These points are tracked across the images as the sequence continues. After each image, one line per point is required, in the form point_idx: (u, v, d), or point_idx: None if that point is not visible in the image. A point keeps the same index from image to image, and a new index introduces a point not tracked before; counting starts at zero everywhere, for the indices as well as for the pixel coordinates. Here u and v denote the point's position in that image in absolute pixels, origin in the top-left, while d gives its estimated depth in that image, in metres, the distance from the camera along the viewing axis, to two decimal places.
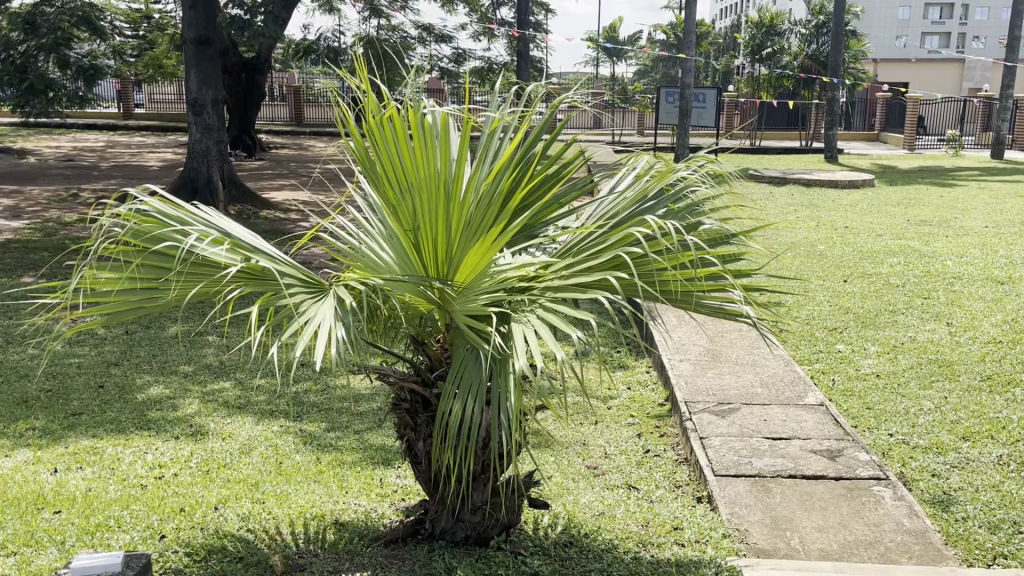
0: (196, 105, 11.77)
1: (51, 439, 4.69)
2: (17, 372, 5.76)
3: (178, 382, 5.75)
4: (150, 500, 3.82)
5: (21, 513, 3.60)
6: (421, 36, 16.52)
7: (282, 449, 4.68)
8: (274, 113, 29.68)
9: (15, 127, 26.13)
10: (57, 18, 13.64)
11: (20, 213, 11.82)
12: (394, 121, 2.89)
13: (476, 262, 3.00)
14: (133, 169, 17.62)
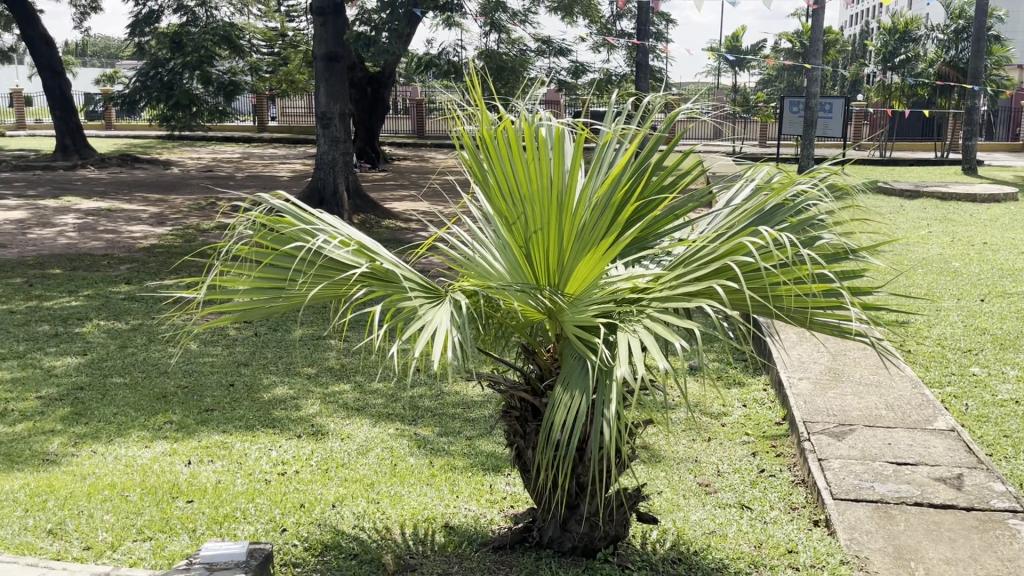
0: (324, 118, 12.27)
1: (186, 433, 4.99)
2: (157, 369, 6.18)
3: (301, 383, 6.02)
4: (273, 495, 4.01)
5: (158, 501, 3.84)
6: (540, 48, 16.66)
7: (396, 452, 4.82)
8: (398, 125, 30.65)
9: (161, 140, 28.01)
10: (201, 37, 14.53)
11: (164, 220, 12.67)
12: (509, 134, 2.94)
13: (587, 271, 3.02)
14: (266, 179, 18.56)
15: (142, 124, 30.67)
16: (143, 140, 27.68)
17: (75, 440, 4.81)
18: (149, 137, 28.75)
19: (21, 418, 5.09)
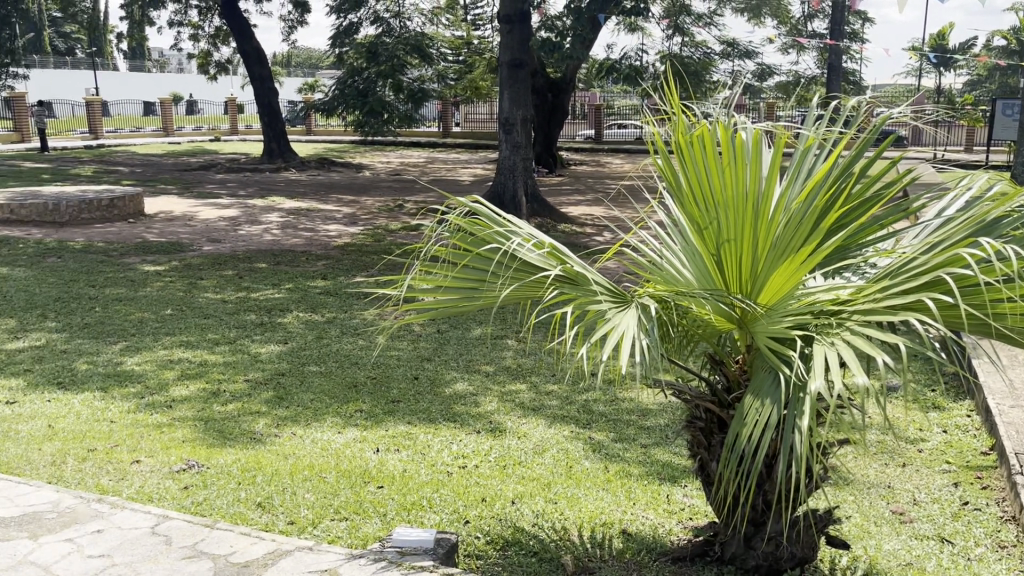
0: (507, 124, 12.57)
1: (375, 422, 5.27)
2: (349, 360, 6.56)
3: (480, 381, 6.19)
4: (456, 487, 4.16)
5: (352, 484, 4.08)
6: (725, 51, 16.24)
7: (572, 454, 4.86)
8: (576, 130, 30.87)
9: (354, 145, 29.74)
10: (394, 47, 15.30)
11: (356, 220, 13.45)
12: (704, 139, 2.90)
13: (783, 282, 2.90)
14: (449, 183, 19.26)
15: (338, 130, 32.70)
16: (338, 145, 29.51)
17: (277, 422, 5.19)
18: (343, 142, 30.64)
19: (232, 398, 5.55)
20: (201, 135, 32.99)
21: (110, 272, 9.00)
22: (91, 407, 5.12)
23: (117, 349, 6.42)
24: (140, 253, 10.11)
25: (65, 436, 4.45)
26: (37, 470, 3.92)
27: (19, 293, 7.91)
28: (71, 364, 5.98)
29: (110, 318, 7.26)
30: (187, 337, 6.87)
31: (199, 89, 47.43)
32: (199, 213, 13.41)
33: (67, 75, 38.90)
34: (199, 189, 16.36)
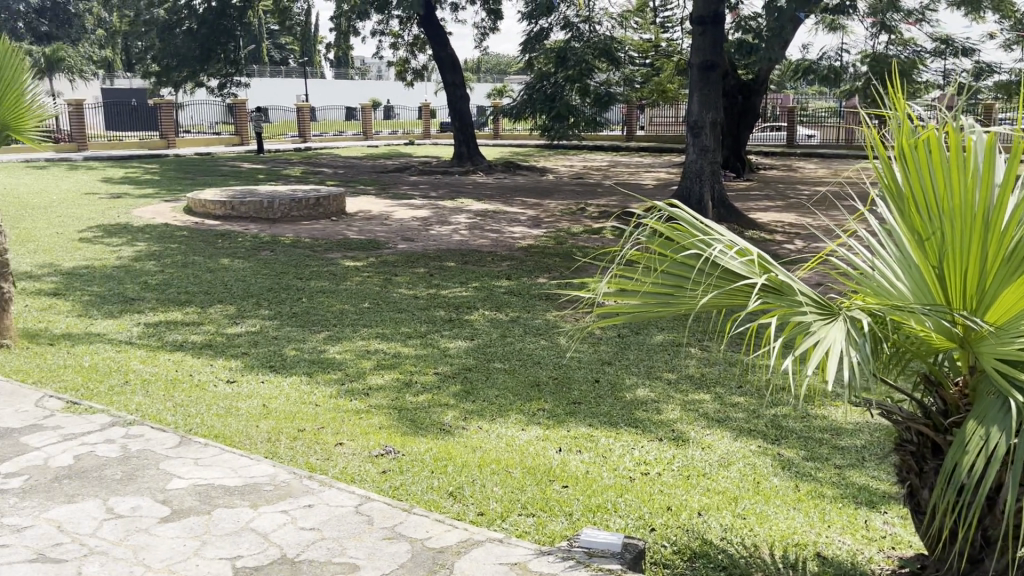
0: (695, 127, 12.34)
1: (557, 422, 5.31)
2: (532, 359, 6.66)
3: (662, 388, 6.12)
4: (640, 493, 4.12)
5: (538, 481, 4.13)
6: (937, 49, 15.12)
7: (760, 469, 4.68)
8: (767, 134, 29.71)
9: (539, 149, 30.22)
10: (583, 52, 15.26)
11: (540, 222, 13.66)
12: (930, 145, 2.71)
13: (1015, 302, 2.64)
14: (632, 187, 19.14)
15: (525, 134, 33.35)
16: (524, 149, 30.10)
17: (464, 415, 5.36)
18: (529, 146, 31.19)
19: (422, 390, 5.79)
20: (396, 139, 34.73)
21: (315, 266, 9.67)
22: (298, 390, 5.51)
23: (321, 338, 6.88)
24: (341, 249, 10.77)
25: (277, 416, 4.79)
26: (255, 445, 4.21)
27: (238, 282, 8.66)
28: (282, 349, 6.48)
29: (315, 309, 7.78)
30: (382, 330, 7.24)
31: (397, 95, 49.87)
32: (394, 214, 14.11)
33: (282, 84, 42.16)
34: (394, 190, 17.23)
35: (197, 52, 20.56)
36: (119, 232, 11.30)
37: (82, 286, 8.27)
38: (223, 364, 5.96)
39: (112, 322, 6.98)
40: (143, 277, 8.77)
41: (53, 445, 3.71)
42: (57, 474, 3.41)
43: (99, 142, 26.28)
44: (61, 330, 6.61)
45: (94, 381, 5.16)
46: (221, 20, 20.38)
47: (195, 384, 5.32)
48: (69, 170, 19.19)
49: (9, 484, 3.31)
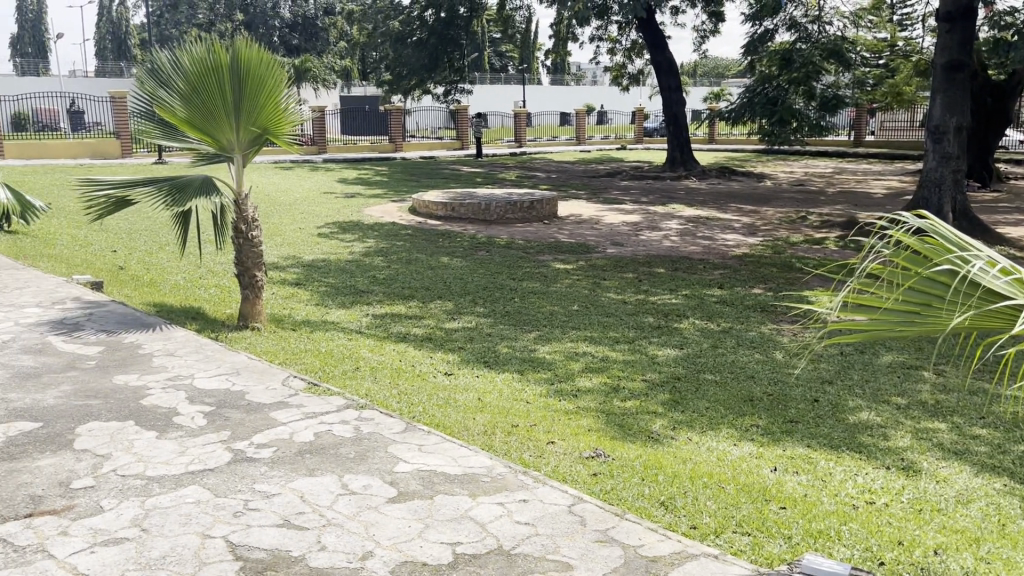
0: (936, 132, 11.36)
1: (772, 439, 4.97)
2: (745, 372, 6.33)
3: (890, 413, 5.64)
4: (866, 523, 3.79)
5: (754, 499, 3.89)
6: None
7: (1006, 510, 4.18)
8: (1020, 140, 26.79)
9: (757, 155, 29.14)
10: (811, 53, 14.38)
11: (756, 231, 13.16)
12: None
13: None
14: (859, 195, 17.95)
15: (742, 140, 32.30)
16: (740, 155, 29.15)
17: (673, 424, 5.11)
18: (746, 151, 30.13)
19: (630, 396, 5.59)
20: (609, 145, 34.83)
21: (528, 267, 9.90)
22: (509, 387, 5.54)
23: (532, 338, 6.94)
24: (553, 251, 10.96)
25: (491, 409, 4.86)
26: (472, 436, 4.29)
27: (455, 280, 9.04)
28: (494, 346, 6.60)
29: (526, 309, 7.94)
30: (591, 332, 7.21)
31: (611, 100, 50.03)
32: (606, 218, 14.15)
33: (501, 90, 43.64)
34: (606, 194, 17.29)
35: (426, 62, 21.70)
36: (352, 229, 12.19)
37: (320, 278, 9.01)
38: (440, 357, 6.21)
39: (343, 312, 7.54)
40: (372, 271, 9.40)
41: (297, 421, 4.06)
42: (300, 449, 3.73)
43: (336, 145, 28.51)
44: (301, 317, 7.23)
45: (328, 366, 5.59)
46: (449, 29, 21.26)
47: (415, 374, 5.58)
48: (311, 171, 20.98)
49: (260, 453, 3.66)
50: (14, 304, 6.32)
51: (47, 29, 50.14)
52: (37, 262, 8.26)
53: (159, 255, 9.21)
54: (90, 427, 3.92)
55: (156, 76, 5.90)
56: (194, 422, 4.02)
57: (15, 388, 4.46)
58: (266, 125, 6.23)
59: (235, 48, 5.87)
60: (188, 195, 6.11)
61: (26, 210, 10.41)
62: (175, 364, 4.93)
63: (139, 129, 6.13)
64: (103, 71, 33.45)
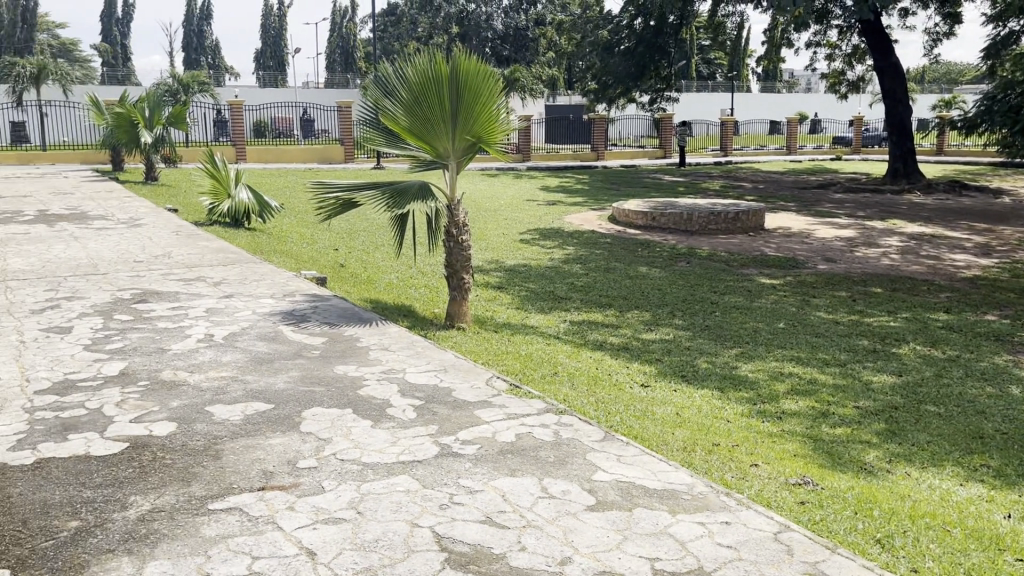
0: None
1: (1006, 482, 4.44)
2: (973, 407, 5.72)
3: None
4: None
5: (985, 547, 3.50)
6: None
7: None
8: None
9: (992, 168, 26.57)
10: None
11: (990, 251, 11.98)
12: None
13: None
14: None
15: (975, 151, 29.57)
16: (973, 167, 26.68)
17: (889, 457, 4.66)
18: (980, 164, 27.55)
19: (840, 423, 5.18)
20: (821, 155, 33.07)
21: (731, 281, 9.59)
22: (709, 403, 5.32)
23: (733, 354, 6.66)
24: (758, 265, 10.56)
25: (691, 425, 4.73)
26: (672, 450, 4.21)
27: (655, 291, 8.93)
28: (694, 360, 6.39)
29: (728, 324, 7.68)
30: (797, 352, 6.83)
31: (826, 107, 47.49)
32: (816, 232, 13.44)
33: (708, 98, 42.68)
34: (817, 207, 16.43)
35: (632, 70, 21.77)
36: (553, 236, 12.37)
37: (521, 282, 9.22)
38: (638, 368, 6.12)
39: (542, 317, 7.66)
40: (571, 278, 9.49)
41: (500, 421, 4.17)
42: (502, 448, 3.82)
43: (539, 153, 29.10)
44: (503, 320, 7.43)
45: (529, 369, 5.70)
46: (657, 37, 21.17)
47: (613, 384, 5.55)
48: (515, 178, 21.55)
49: (465, 450, 3.79)
50: (252, 294, 6.97)
51: (286, 45, 54.98)
52: (270, 257, 9.07)
53: (375, 254, 9.82)
54: (314, 411, 4.24)
55: (383, 86, 6.28)
56: (406, 414, 4.24)
57: (251, 370, 4.91)
58: (480, 134, 6.43)
59: (454, 59, 6.09)
60: (407, 199, 6.46)
61: (263, 209, 11.50)
62: (388, 358, 5.23)
63: (365, 137, 6.57)
64: (332, 82, 36.19)
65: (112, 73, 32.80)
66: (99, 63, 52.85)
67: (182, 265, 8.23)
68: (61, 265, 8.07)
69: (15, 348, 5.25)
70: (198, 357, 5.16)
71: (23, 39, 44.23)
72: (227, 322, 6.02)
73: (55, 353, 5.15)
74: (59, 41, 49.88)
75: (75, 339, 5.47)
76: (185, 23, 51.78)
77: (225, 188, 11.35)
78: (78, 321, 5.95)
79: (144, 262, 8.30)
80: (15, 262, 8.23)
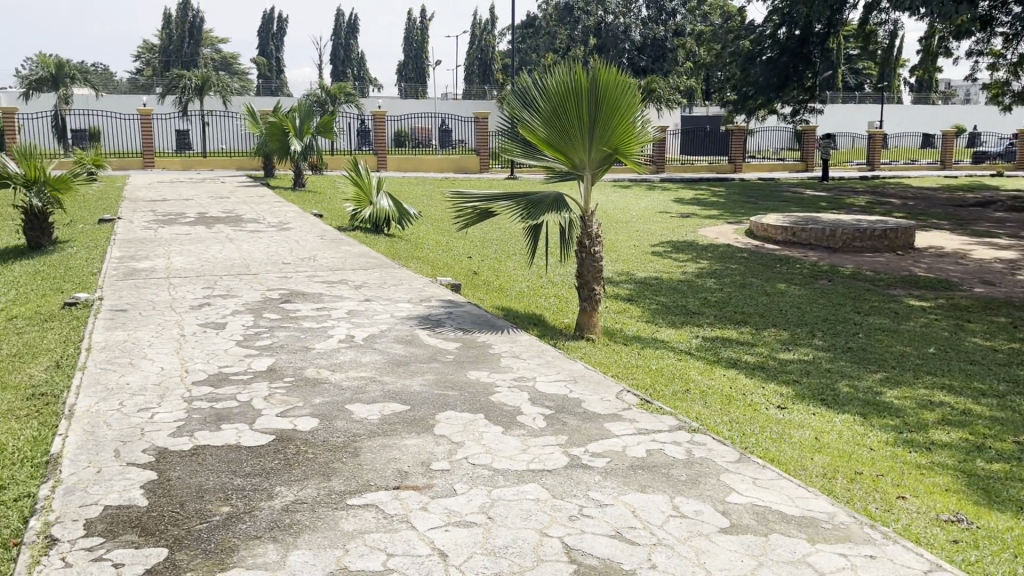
0: None
1: None
2: None
3: None
4: None
5: None
6: None
7: None
8: None
9: None
10: None
11: None
12: None
13: None
14: None
15: None
16: None
17: None
18: None
19: (999, 458, 4.74)
20: (980, 171, 30.99)
21: (876, 301, 9.12)
22: (850, 429, 5.04)
23: (877, 379, 6.31)
24: (906, 286, 9.99)
25: (831, 451, 4.51)
26: (810, 477, 4.02)
27: (793, 309, 8.60)
28: (833, 384, 6.09)
29: (872, 346, 7.29)
30: (950, 381, 6.38)
31: (986, 121, 44.52)
32: (973, 252, 12.59)
33: (854, 110, 40.89)
34: (975, 226, 15.40)
35: (774, 80, 21.02)
36: (686, 249, 12.15)
37: (652, 295, 9.10)
38: (774, 389, 5.89)
39: (673, 331, 7.52)
40: (704, 293, 9.29)
41: (630, 436, 4.12)
42: (633, 463, 3.77)
43: (674, 165, 28.69)
44: (633, 333, 7.34)
45: (659, 384, 5.60)
46: (802, 46, 20.47)
47: (747, 404, 5.36)
48: (648, 190, 21.33)
49: (595, 462, 3.76)
50: (390, 298, 7.21)
51: (427, 57, 56.72)
52: (408, 263, 9.35)
53: (507, 263, 9.94)
54: (447, 415, 4.33)
55: (522, 97, 6.35)
56: (536, 422, 4.26)
57: (388, 372, 5.07)
58: (618, 145, 6.41)
59: (594, 69, 6.09)
60: (542, 210, 6.50)
61: (402, 216, 11.88)
62: (520, 366, 5.28)
63: (503, 147, 6.67)
64: (470, 94, 37.02)
65: (267, 85, 34.81)
66: (256, 75, 56.24)
67: (325, 268, 8.61)
68: (217, 265, 8.61)
69: (176, 341, 5.63)
70: (339, 356, 5.37)
71: (190, 54, 47.65)
72: (366, 324, 6.25)
73: (211, 347, 5.49)
74: (221, 55, 53.43)
75: (229, 335, 5.81)
76: (334, 38, 54.33)
77: (367, 196, 11.80)
78: (231, 317, 6.33)
79: (291, 265, 8.74)
80: (177, 260, 8.85)
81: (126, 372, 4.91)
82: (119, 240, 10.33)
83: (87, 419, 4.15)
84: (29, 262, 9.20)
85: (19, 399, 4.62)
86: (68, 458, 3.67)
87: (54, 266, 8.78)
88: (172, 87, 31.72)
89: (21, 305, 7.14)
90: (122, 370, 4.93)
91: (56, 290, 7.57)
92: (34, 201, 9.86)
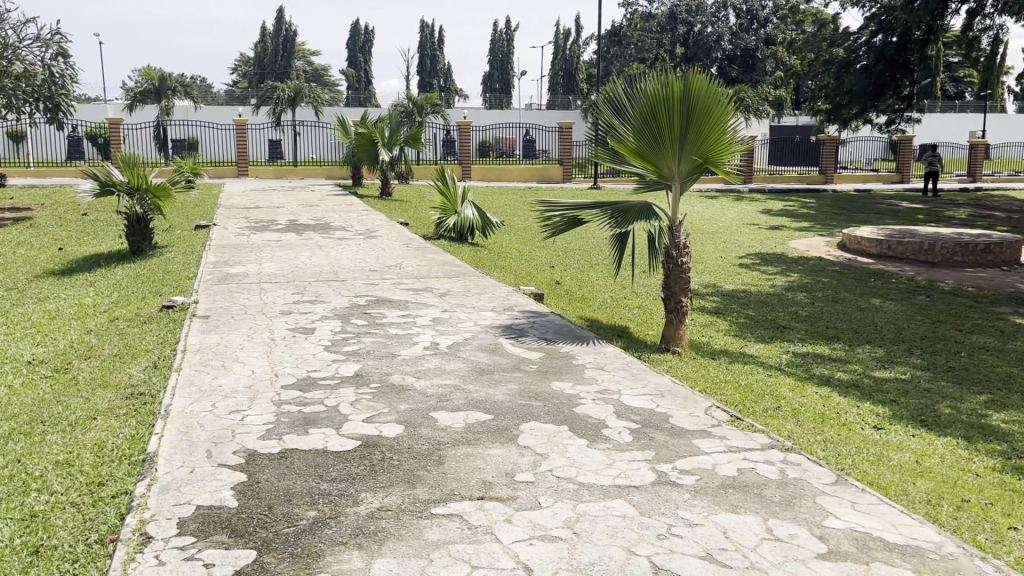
0: None
1: None
2: None
3: None
4: None
5: None
6: None
7: None
8: None
9: None
10: None
11: None
12: None
13: None
14: None
15: None
16: None
17: None
18: None
19: None
20: None
21: (978, 318, 8.67)
22: (953, 453, 4.75)
23: (981, 402, 5.95)
24: (1012, 303, 9.46)
25: (934, 477, 4.26)
26: (913, 503, 3.81)
27: (888, 326, 8.23)
28: (934, 405, 5.77)
29: (976, 367, 6.89)
30: None
31: None
32: None
33: (954, 119, 39.27)
34: None
35: (870, 89, 20.02)
36: (775, 261, 11.83)
37: (740, 308, 8.87)
38: (870, 409, 5.62)
39: (763, 346, 7.31)
40: (794, 306, 9.02)
41: (720, 454, 3.99)
42: (724, 483, 3.64)
43: (762, 175, 28.08)
44: (720, 347, 7.16)
45: (750, 401, 5.43)
46: (900, 54, 19.58)
47: (842, 423, 5.16)
48: (735, 200, 20.91)
49: (684, 480, 3.65)
50: (474, 307, 7.22)
51: (512, 67, 57.00)
52: (491, 271, 9.38)
53: (590, 272, 9.88)
54: (532, 426, 4.28)
55: (614, 105, 6.28)
56: (622, 436, 4.17)
57: (473, 381, 5.05)
58: (708, 154, 6.25)
59: (686, 77, 5.96)
60: (630, 219, 6.38)
61: (486, 226, 11.93)
62: (604, 378, 5.19)
63: (591, 154, 6.61)
64: (554, 103, 37.04)
65: (357, 96, 35.64)
66: (346, 86, 57.67)
67: (411, 276, 8.69)
68: (307, 271, 8.81)
69: (266, 345, 5.76)
70: (426, 364, 5.39)
71: (284, 66, 49.26)
72: (451, 332, 6.27)
73: (300, 352, 5.59)
74: (313, 67, 54.88)
75: (317, 340, 5.91)
76: (421, 49, 55.25)
77: (453, 205, 11.89)
78: (319, 323, 6.44)
79: (379, 271, 8.88)
80: (268, 266, 9.07)
81: (218, 374, 5.03)
82: (214, 246, 10.69)
83: (181, 419, 4.27)
84: (131, 265, 9.58)
85: (119, 398, 4.78)
86: (162, 457, 3.77)
87: (153, 270, 9.12)
88: (267, 97, 32.77)
89: (123, 307, 7.44)
90: (215, 373, 5.07)
91: (154, 293, 7.87)
92: (136, 207, 10.30)
